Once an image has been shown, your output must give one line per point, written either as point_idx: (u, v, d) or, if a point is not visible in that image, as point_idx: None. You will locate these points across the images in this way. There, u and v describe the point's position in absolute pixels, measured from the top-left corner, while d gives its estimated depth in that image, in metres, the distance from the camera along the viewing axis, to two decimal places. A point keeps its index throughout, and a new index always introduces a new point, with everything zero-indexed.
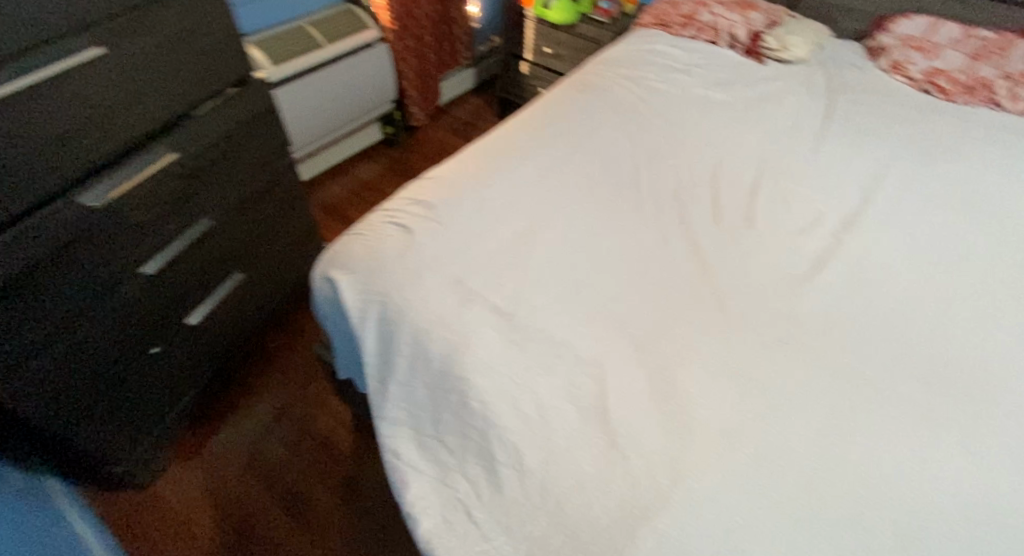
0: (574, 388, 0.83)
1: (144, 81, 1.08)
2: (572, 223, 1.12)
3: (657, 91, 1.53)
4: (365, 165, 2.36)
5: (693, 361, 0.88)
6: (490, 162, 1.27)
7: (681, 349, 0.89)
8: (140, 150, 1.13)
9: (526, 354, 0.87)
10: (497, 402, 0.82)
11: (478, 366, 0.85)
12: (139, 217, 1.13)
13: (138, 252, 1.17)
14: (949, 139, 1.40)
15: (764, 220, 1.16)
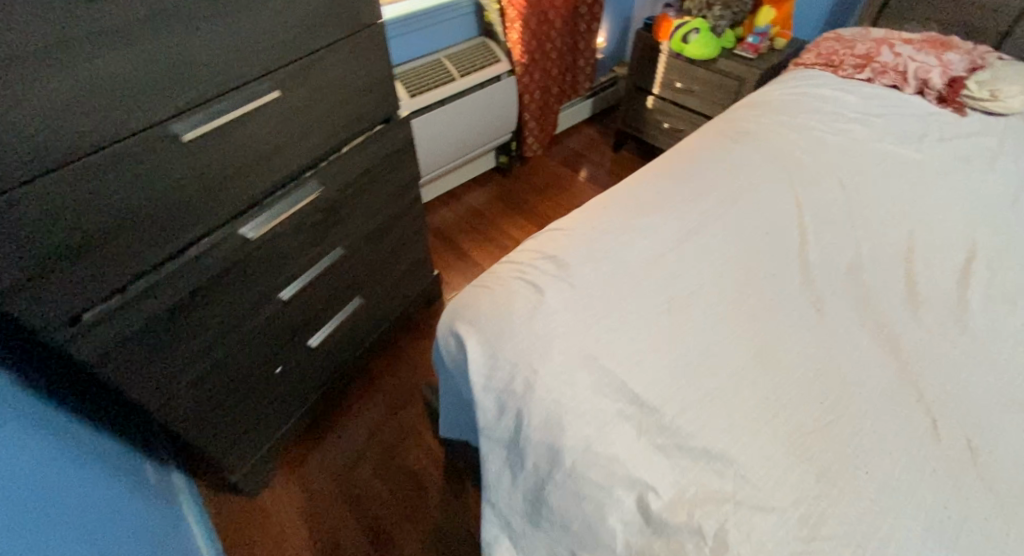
0: (739, 520, 0.70)
1: (309, 120, 1.07)
2: (723, 303, 0.96)
3: (825, 142, 1.32)
4: (477, 193, 2.31)
5: (889, 507, 0.71)
6: (628, 214, 1.12)
7: (870, 488, 0.73)
8: (297, 181, 1.13)
9: (678, 465, 0.74)
10: (643, 521, 0.71)
11: (622, 472, 0.74)
12: (285, 246, 1.13)
13: (280, 279, 1.17)
14: None
15: (979, 321, 0.96)
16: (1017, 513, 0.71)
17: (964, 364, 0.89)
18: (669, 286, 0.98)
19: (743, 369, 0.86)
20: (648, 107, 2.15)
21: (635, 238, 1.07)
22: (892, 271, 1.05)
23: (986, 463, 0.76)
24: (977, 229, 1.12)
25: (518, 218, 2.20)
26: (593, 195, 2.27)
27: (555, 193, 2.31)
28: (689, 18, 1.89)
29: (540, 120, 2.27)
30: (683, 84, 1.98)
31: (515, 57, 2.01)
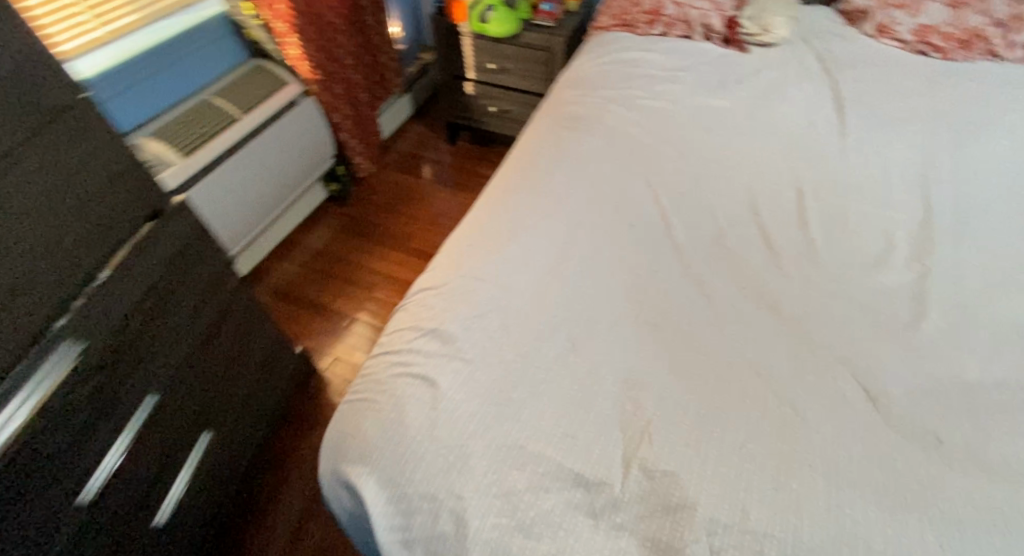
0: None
1: (20, 266, 0.75)
2: (619, 324, 0.89)
3: (656, 107, 1.27)
4: (316, 232, 1.92)
5: (829, 487, 0.72)
6: (487, 245, 0.98)
7: (811, 475, 0.73)
8: (41, 350, 0.78)
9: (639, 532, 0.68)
10: None
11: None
12: (61, 441, 0.80)
13: (69, 483, 0.83)
14: (960, 107, 1.29)
15: (827, 259, 1.02)
16: (919, 442, 0.77)
17: (833, 312, 0.93)
18: (565, 328, 0.87)
19: (671, 401, 0.80)
20: (469, 93, 1.92)
21: (508, 277, 0.93)
22: (747, 233, 1.05)
23: (890, 412, 0.81)
24: (796, 165, 1.18)
25: (377, 248, 1.86)
26: (444, 199, 2.00)
27: (408, 207, 1.99)
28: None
29: (361, 133, 1.92)
30: (497, 65, 1.80)
31: (305, 74, 1.68)
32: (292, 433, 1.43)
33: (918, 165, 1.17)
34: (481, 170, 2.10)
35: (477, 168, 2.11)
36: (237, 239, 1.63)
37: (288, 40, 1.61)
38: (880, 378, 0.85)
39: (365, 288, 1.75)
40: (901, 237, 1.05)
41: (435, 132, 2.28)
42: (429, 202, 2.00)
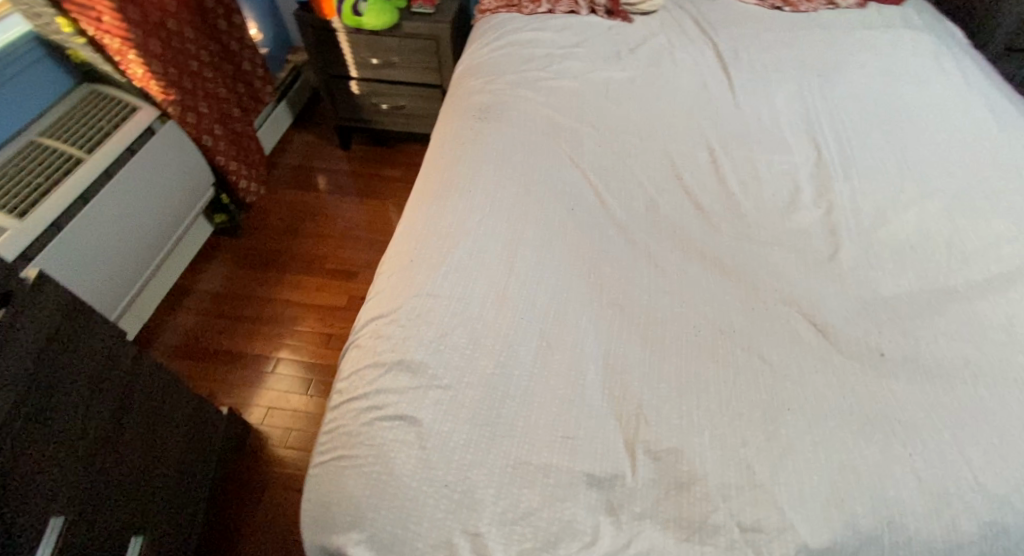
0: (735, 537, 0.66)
1: None
2: (584, 314, 0.87)
3: (562, 87, 1.25)
4: (209, 272, 1.74)
5: (812, 425, 0.75)
6: (428, 259, 0.92)
7: (793, 417, 0.76)
8: None
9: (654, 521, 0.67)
10: None
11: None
12: None
13: None
14: (823, 51, 1.38)
15: (746, 210, 1.04)
16: (875, 364, 0.82)
17: (768, 262, 0.97)
18: (532, 330, 0.84)
19: (653, 379, 0.80)
20: (357, 92, 1.80)
21: (461, 289, 0.88)
22: (674, 198, 1.06)
23: (840, 342, 0.85)
24: (700, 121, 1.19)
25: (285, 276, 1.72)
26: (347, 209, 1.90)
27: (310, 225, 1.85)
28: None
29: (241, 154, 1.72)
30: (381, 59, 1.69)
31: (154, 95, 1.45)
32: (239, 495, 1.31)
33: (800, 105, 1.22)
34: (382, 172, 2.01)
35: (377, 170, 2.02)
36: (116, 300, 1.40)
37: (125, 55, 1.38)
38: (822, 315, 0.89)
39: (282, 322, 1.62)
40: (804, 176, 1.10)
41: (323, 138, 2.13)
42: (331, 216, 1.88)
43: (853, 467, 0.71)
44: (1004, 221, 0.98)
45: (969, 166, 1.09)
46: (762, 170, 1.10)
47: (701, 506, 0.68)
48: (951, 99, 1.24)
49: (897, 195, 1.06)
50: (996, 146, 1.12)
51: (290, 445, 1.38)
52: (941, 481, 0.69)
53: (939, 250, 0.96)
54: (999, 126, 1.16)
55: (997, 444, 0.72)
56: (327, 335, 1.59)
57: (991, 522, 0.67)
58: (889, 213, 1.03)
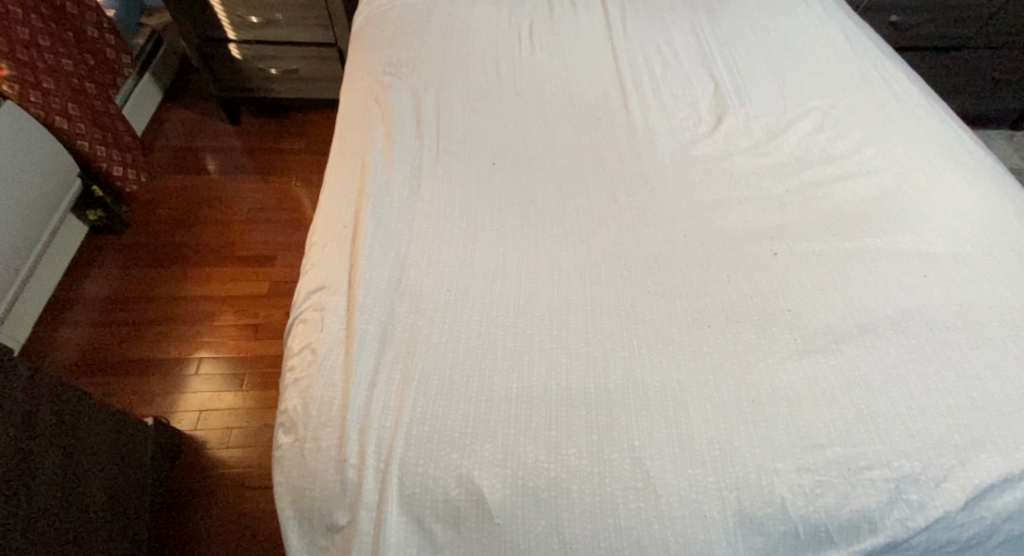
0: (688, 429, 0.71)
1: None
2: (526, 258, 0.87)
3: (470, 35, 1.21)
4: (96, 277, 1.57)
5: (740, 321, 0.82)
6: (362, 223, 0.87)
7: (725, 319, 0.82)
8: None
9: (617, 429, 0.70)
10: (641, 501, 0.66)
11: (589, 482, 0.66)
12: None
13: None
14: None
15: (657, 135, 1.07)
16: (790, 257, 0.89)
17: (677, 189, 0.98)
18: (481, 281, 0.83)
19: (598, 305, 0.82)
20: (240, 57, 1.72)
21: (403, 252, 0.85)
22: (593, 139, 1.06)
23: (750, 257, 0.89)
24: (604, 65, 1.20)
25: (192, 270, 1.61)
26: (245, 189, 1.81)
27: (209, 212, 1.74)
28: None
29: (107, 137, 1.49)
30: (262, 17, 1.62)
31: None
32: (187, 501, 1.25)
33: (693, 40, 1.26)
34: (282, 146, 1.93)
35: (276, 144, 1.93)
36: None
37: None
38: (734, 233, 0.92)
39: (197, 320, 1.52)
40: (704, 106, 1.12)
41: (203, 116, 1.99)
42: (231, 201, 1.77)
43: (772, 375, 0.77)
44: (872, 128, 1.06)
45: (841, 85, 1.15)
46: (665, 104, 1.13)
47: (648, 434, 0.70)
48: (826, 17, 1.32)
49: (782, 116, 1.10)
50: (865, 57, 1.21)
51: (233, 443, 1.33)
52: (842, 373, 0.77)
53: (822, 162, 1.02)
54: (863, 41, 1.26)
55: (885, 323, 0.81)
56: (253, 325, 1.52)
57: (889, 394, 0.74)
58: (779, 132, 1.07)
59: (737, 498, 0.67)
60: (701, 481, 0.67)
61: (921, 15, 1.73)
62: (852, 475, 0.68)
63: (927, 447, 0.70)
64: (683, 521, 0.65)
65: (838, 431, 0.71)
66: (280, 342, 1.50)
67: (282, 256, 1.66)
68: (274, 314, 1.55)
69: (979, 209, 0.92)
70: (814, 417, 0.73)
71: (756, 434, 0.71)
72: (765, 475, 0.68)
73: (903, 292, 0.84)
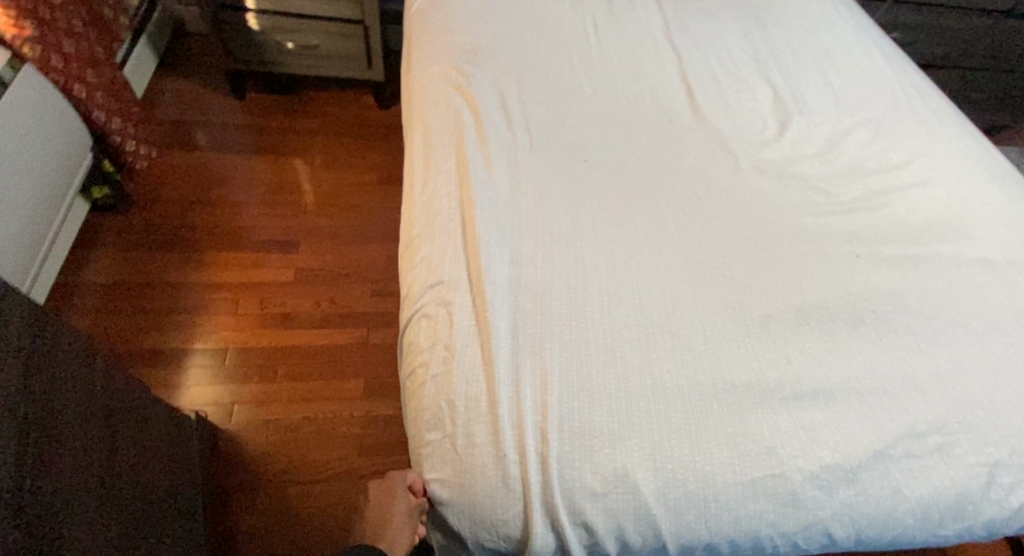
0: (810, 421, 0.75)
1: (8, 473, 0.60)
2: (635, 255, 0.88)
3: (539, 26, 1.20)
4: (99, 259, 1.51)
5: (835, 320, 0.87)
6: (474, 218, 0.85)
7: (822, 318, 0.87)
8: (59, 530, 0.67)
9: (750, 422, 0.73)
10: (783, 490, 0.69)
11: (735, 472, 0.69)
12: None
13: None
14: None
15: (731, 136, 1.10)
16: (868, 260, 0.95)
17: (756, 191, 1.02)
18: (598, 276, 0.84)
19: (709, 303, 0.85)
20: (257, 28, 1.73)
21: (519, 247, 0.84)
22: (672, 138, 1.07)
23: (832, 258, 0.94)
24: (669, 63, 1.22)
25: (204, 255, 1.59)
26: (257, 171, 1.82)
27: (218, 193, 1.73)
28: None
29: (122, 108, 1.37)
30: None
31: (4, 30, 1.07)
32: (227, 496, 1.23)
33: (747, 45, 1.31)
34: (290, 124, 1.98)
35: (284, 123, 1.97)
36: None
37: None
38: (814, 235, 0.97)
39: (218, 308, 1.50)
40: (767, 111, 1.17)
41: (200, 86, 2.00)
42: (239, 189, 1.76)
43: (873, 369, 0.82)
44: (918, 142, 1.15)
45: (886, 100, 1.23)
46: (733, 105, 1.16)
47: (776, 426, 0.74)
48: (861, 32, 1.40)
49: (839, 125, 1.16)
50: (901, 74, 1.30)
51: (276, 436, 1.31)
52: (931, 369, 0.83)
53: (881, 172, 1.09)
54: (896, 58, 1.36)
55: (960, 324, 0.89)
56: (282, 314, 1.52)
57: (972, 388, 0.82)
58: (838, 140, 1.13)
59: (862, 483, 0.72)
60: (832, 468, 0.72)
61: (918, 34, 1.88)
62: (952, 463, 0.75)
63: (1010, 437, 0.78)
64: (818, 505, 0.70)
65: (936, 422, 0.78)
66: (311, 333, 1.50)
67: (304, 244, 1.68)
68: (303, 303, 1.56)
69: (1018, 222, 1.03)
70: (913, 409, 0.79)
71: (871, 424, 0.76)
72: (881, 463, 0.74)
73: (968, 296, 0.92)
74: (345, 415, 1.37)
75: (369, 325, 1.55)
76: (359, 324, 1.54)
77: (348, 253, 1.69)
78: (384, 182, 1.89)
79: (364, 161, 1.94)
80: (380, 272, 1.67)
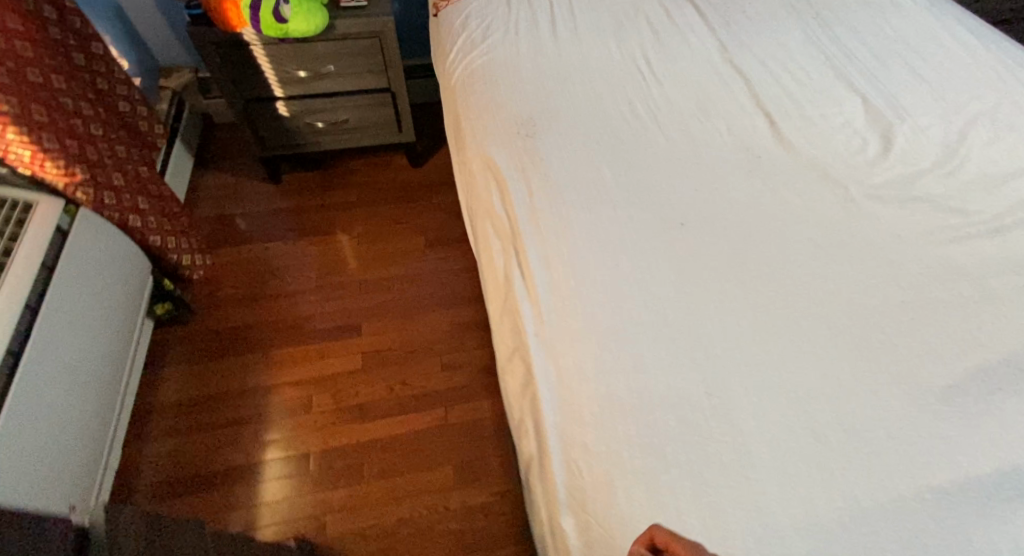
0: None
1: None
2: (780, 329, 0.71)
3: (591, 77, 1.10)
4: (168, 379, 1.49)
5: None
6: (578, 317, 0.72)
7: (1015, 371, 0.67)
8: None
9: (979, 538, 0.54)
10: None
11: None
12: None
13: None
14: None
15: (830, 161, 0.95)
16: None
17: (879, 220, 0.86)
18: (735, 361, 0.67)
19: (877, 376, 0.66)
20: (287, 114, 1.71)
21: (640, 345, 0.69)
22: (767, 177, 0.93)
23: (999, 292, 0.75)
24: (738, 89, 1.10)
25: (269, 355, 1.55)
26: (307, 257, 1.78)
27: (274, 284, 1.70)
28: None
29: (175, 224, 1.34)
30: (310, 70, 1.60)
31: (55, 181, 1.04)
32: None
33: (815, 52, 1.18)
34: (326, 200, 1.95)
35: (323, 201, 1.94)
36: (100, 462, 1.07)
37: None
38: (967, 267, 0.79)
39: (291, 409, 1.45)
40: (862, 124, 1.02)
41: (239, 177, 2.00)
42: (291, 276, 1.73)
43: None
44: None
45: (991, 86, 1.07)
46: (822, 123, 1.03)
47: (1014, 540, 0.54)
48: (936, 13, 1.25)
49: (949, 124, 1.00)
50: (999, 53, 1.14)
51: (372, 544, 1.25)
52: None
53: (1017, 174, 0.91)
54: (986, 34, 1.20)
55: None
56: (357, 406, 1.46)
57: None
58: (954, 145, 0.97)
59: None
60: None
61: None
62: None
63: None
64: None
65: None
66: (388, 422, 1.43)
67: (365, 324, 1.63)
68: (375, 389, 1.49)
69: None
70: None
71: None
72: None
73: None
74: (438, 509, 1.30)
75: (444, 404, 1.47)
76: (435, 405, 1.47)
77: (408, 327, 1.62)
78: (430, 244, 1.83)
79: (406, 227, 1.88)
80: (445, 342, 1.59)
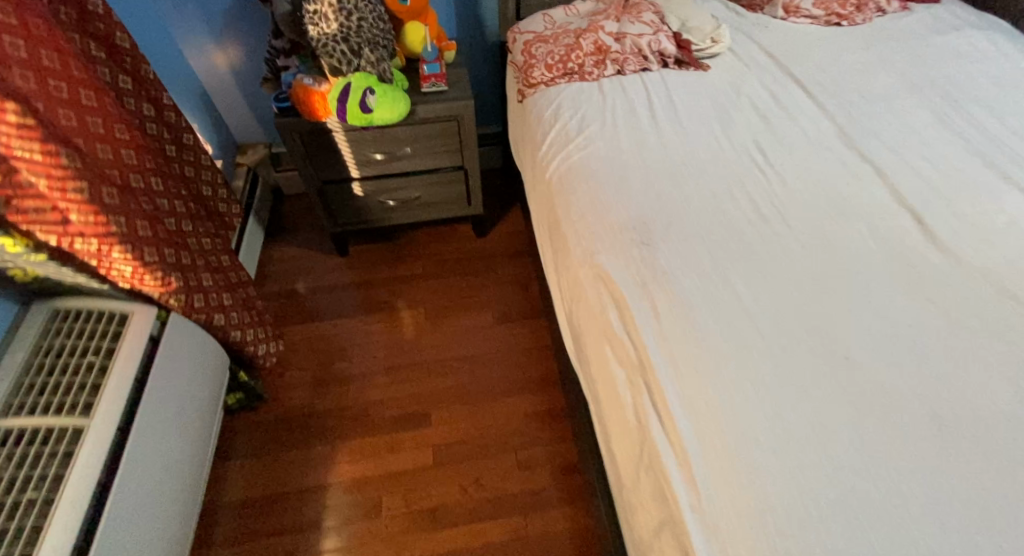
0: None
1: None
2: (1003, 511, 0.57)
3: (702, 172, 1.01)
4: (236, 472, 1.42)
5: None
6: (738, 485, 0.61)
7: None
8: None
9: None
10: None
11: None
12: None
13: None
14: (919, 64, 1.25)
15: (1003, 272, 0.82)
16: None
17: None
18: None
19: None
20: (361, 193, 1.69)
21: (824, 530, 0.57)
22: (930, 290, 0.80)
23: None
24: (870, 181, 0.98)
25: (339, 448, 1.47)
26: (375, 336, 1.72)
27: (342, 367, 1.64)
28: (348, 75, 1.43)
29: (255, 316, 1.30)
30: (388, 153, 1.58)
31: (151, 293, 1.00)
32: None
33: (952, 136, 1.06)
34: (393, 274, 1.90)
35: (390, 274, 1.89)
36: None
37: (106, 255, 0.91)
38: None
39: (361, 512, 1.35)
40: None
41: (306, 250, 1.99)
42: (360, 358, 1.66)
43: None
44: None
45: None
46: (979, 221, 0.90)
47: None
48: None
49: None
50: None
51: None
52: None
53: None
54: None
55: None
56: (431, 510, 1.35)
57: None
58: None
59: None
60: None
61: None
62: None
63: None
64: None
65: None
66: (465, 530, 1.31)
67: (436, 413, 1.53)
68: (450, 489, 1.38)
69: None
70: None
71: None
72: None
73: None
74: None
75: (524, 511, 1.34)
76: (514, 511, 1.34)
77: (482, 418, 1.52)
78: (501, 323, 1.74)
79: (476, 304, 1.80)
80: (522, 436, 1.47)
